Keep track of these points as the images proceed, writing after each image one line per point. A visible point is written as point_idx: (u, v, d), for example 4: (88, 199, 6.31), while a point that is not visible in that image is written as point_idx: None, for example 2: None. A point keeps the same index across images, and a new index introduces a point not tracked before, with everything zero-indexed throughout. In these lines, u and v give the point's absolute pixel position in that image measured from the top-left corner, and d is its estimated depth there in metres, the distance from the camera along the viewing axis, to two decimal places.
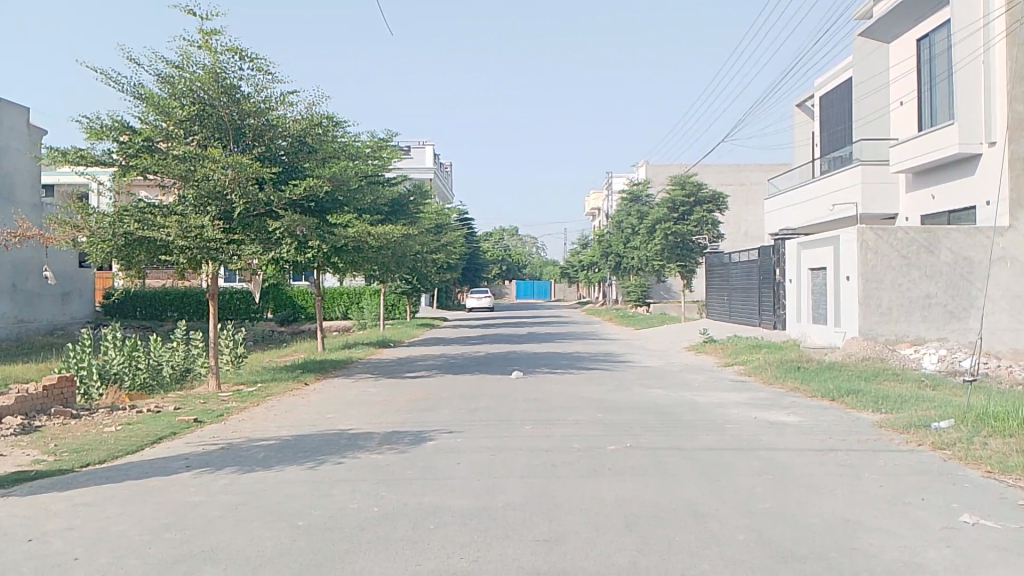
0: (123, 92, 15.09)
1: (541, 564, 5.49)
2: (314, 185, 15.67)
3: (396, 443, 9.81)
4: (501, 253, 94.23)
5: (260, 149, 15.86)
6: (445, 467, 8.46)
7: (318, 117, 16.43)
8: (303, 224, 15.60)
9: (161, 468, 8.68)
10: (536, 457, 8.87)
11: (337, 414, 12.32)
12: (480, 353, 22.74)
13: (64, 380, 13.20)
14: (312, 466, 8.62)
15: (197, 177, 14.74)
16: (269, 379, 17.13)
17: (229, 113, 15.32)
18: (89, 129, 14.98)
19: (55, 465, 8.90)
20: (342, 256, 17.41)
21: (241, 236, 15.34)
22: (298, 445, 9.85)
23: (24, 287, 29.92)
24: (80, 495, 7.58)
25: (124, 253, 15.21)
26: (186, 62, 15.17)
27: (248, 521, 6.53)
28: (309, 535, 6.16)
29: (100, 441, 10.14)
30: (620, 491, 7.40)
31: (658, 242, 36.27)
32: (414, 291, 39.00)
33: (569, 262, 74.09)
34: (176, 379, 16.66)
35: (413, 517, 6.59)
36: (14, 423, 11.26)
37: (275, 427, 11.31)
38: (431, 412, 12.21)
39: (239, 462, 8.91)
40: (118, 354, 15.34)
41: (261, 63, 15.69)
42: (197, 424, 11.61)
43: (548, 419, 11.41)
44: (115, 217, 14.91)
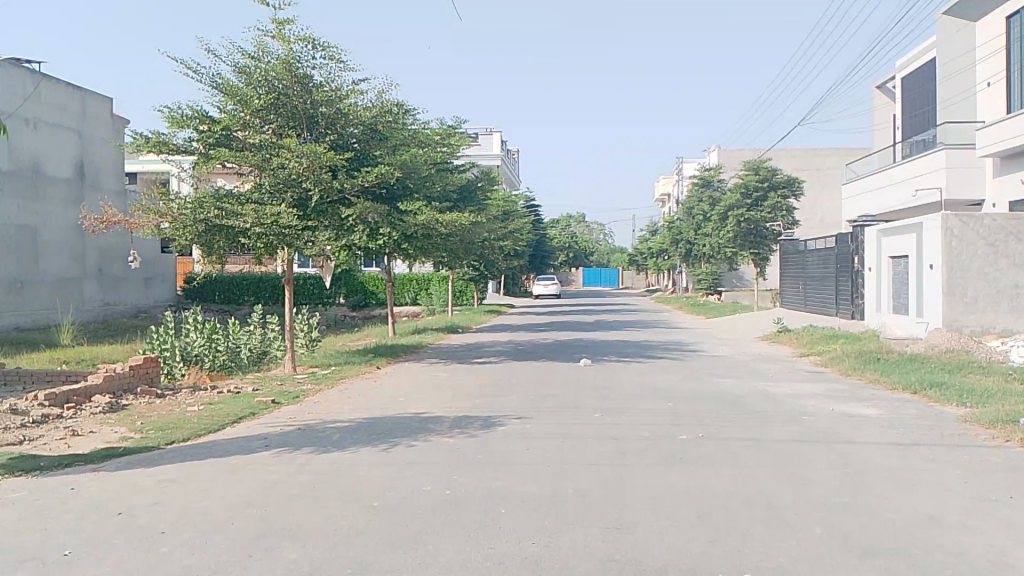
0: (203, 82, 15.54)
1: (613, 552, 5.48)
2: (385, 172, 15.85)
3: (466, 427, 9.91)
4: (568, 241, 93.90)
5: (332, 138, 16.15)
6: (516, 452, 8.50)
7: (388, 104, 16.60)
8: (374, 211, 15.81)
9: (241, 448, 8.97)
10: (606, 446, 8.83)
11: (408, 398, 12.54)
12: (548, 340, 22.75)
13: (149, 360, 13.74)
14: (384, 448, 8.78)
15: (274, 166, 15.15)
16: (342, 362, 17.51)
17: (303, 102, 15.64)
18: (171, 117, 15.46)
19: (143, 442, 9.29)
20: (412, 242, 17.55)
21: (315, 222, 15.68)
22: (371, 428, 10.03)
23: (109, 272, 31.16)
24: (167, 471, 7.89)
25: (204, 240, 15.69)
26: (262, 52, 15.53)
27: (326, 500, 6.69)
28: (383, 515, 6.25)
29: (184, 420, 10.54)
30: (692, 481, 7.30)
31: (731, 229, 35.56)
32: (481, 277, 39.29)
33: (637, 249, 73.35)
34: (254, 361, 17.10)
35: (484, 501, 6.64)
36: (104, 401, 11.78)
37: (348, 410, 11.52)
38: (501, 398, 12.29)
39: (315, 443, 9.12)
40: (198, 337, 15.91)
41: (333, 52, 15.94)
42: (275, 405, 11.95)
43: (617, 407, 11.37)
44: (195, 203, 15.39)
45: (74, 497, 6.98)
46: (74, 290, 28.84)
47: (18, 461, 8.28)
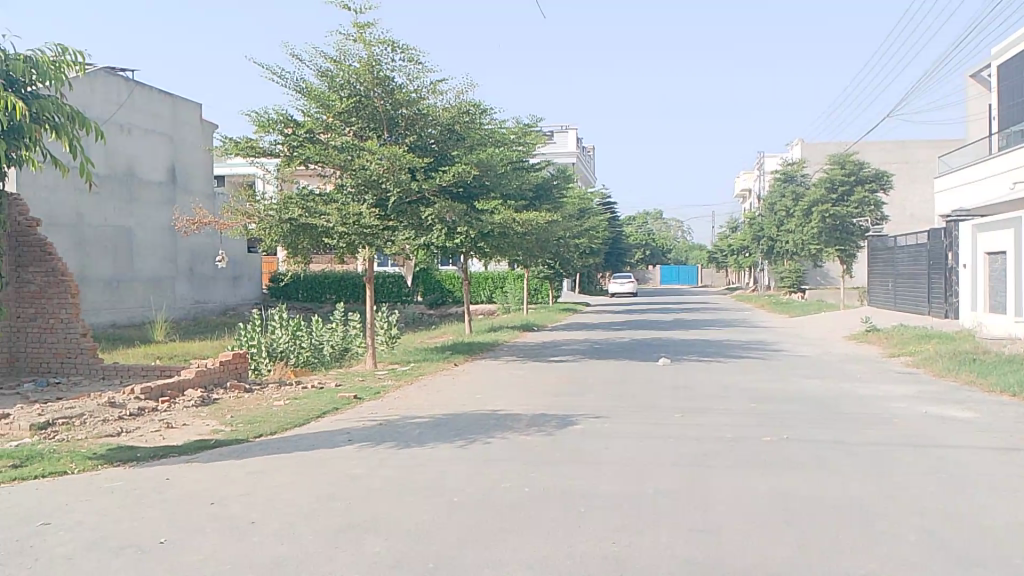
0: (288, 87, 16.00)
1: (696, 555, 5.39)
2: (463, 171, 16.00)
3: (544, 425, 9.93)
4: (645, 238, 92.96)
5: (411, 139, 16.40)
6: (595, 451, 8.46)
7: (466, 104, 16.77)
8: (452, 211, 15.98)
9: (326, 442, 9.20)
10: (687, 446, 8.70)
11: (486, 395, 12.64)
12: (626, 339, 22.58)
13: (238, 356, 14.23)
14: (463, 445, 8.87)
15: (355, 167, 15.47)
16: (421, 359, 17.80)
17: (384, 104, 15.94)
18: (258, 121, 15.98)
19: (233, 435, 9.64)
20: (489, 240, 17.64)
21: (395, 222, 15.94)
22: (450, 424, 10.15)
23: (200, 271, 32.43)
24: (256, 464, 8.16)
25: (289, 239, 16.16)
26: (344, 56, 15.90)
27: (408, 495, 6.80)
28: (463, 511, 6.32)
29: (270, 415, 10.87)
30: (776, 484, 7.12)
31: (815, 225, 34.55)
32: (556, 275, 39.27)
33: (716, 246, 72.01)
34: (336, 357, 17.53)
35: (564, 500, 6.63)
36: (196, 395, 12.26)
37: (427, 406, 11.69)
38: (579, 396, 12.25)
39: (396, 438, 9.28)
40: (284, 333, 16.41)
41: (413, 54, 16.19)
42: (357, 400, 12.22)
43: (698, 407, 11.18)
44: (281, 204, 15.86)
45: (169, 487, 7.29)
46: (167, 288, 30.12)
47: (118, 451, 8.69)
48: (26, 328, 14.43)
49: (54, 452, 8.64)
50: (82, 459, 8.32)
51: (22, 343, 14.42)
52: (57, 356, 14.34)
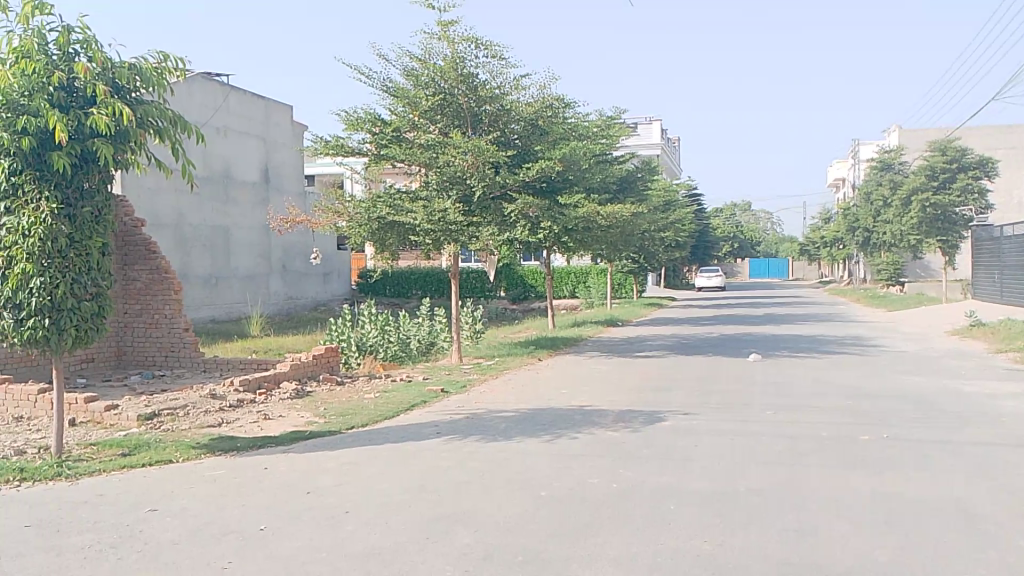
0: (375, 87, 16.34)
1: (790, 555, 5.26)
2: (546, 167, 15.99)
3: (631, 421, 9.85)
4: (733, 231, 90.96)
5: (495, 135, 16.49)
6: (683, 448, 8.34)
7: (549, 98, 16.76)
8: (535, 206, 16.02)
9: (414, 434, 9.38)
10: (779, 444, 8.48)
11: (571, 390, 12.61)
12: (713, 334, 22.16)
13: (330, 350, 14.65)
14: (549, 439, 8.89)
15: (440, 164, 15.67)
16: (506, 354, 17.91)
17: (468, 101, 16.10)
18: (347, 121, 16.38)
19: (326, 427, 9.94)
20: (572, 235, 17.59)
21: (479, 218, 16.07)
22: (537, 419, 10.20)
23: (292, 268, 33.50)
24: (348, 455, 8.39)
25: (377, 236, 16.50)
26: (429, 55, 16.14)
27: (495, 488, 6.86)
28: (550, 505, 6.35)
29: (361, 407, 11.16)
30: (874, 485, 6.87)
31: (914, 215, 33.07)
32: (641, 269, 38.88)
33: (808, 238, 69.75)
34: (423, 351, 17.84)
35: (652, 496, 6.57)
36: (291, 388, 12.70)
37: (513, 400, 11.77)
38: (666, 393, 12.09)
39: (482, 431, 9.38)
40: (372, 328, 16.84)
41: (496, 50, 16.27)
42: (444, 394, 12.40)
43: (790, 404, 10.87)
44: (369, 203, 16.22)
45: (267, 476, 7.57)
46: (262, 285, 31.25)
47: (219, 442, 9.07)
48: (132, 323, 15.22)
49: (160, 442, 9.10)
50: (186, 449, 8.73)
51: (129, 338, 15.22)
52: (161, 350, 15.08)
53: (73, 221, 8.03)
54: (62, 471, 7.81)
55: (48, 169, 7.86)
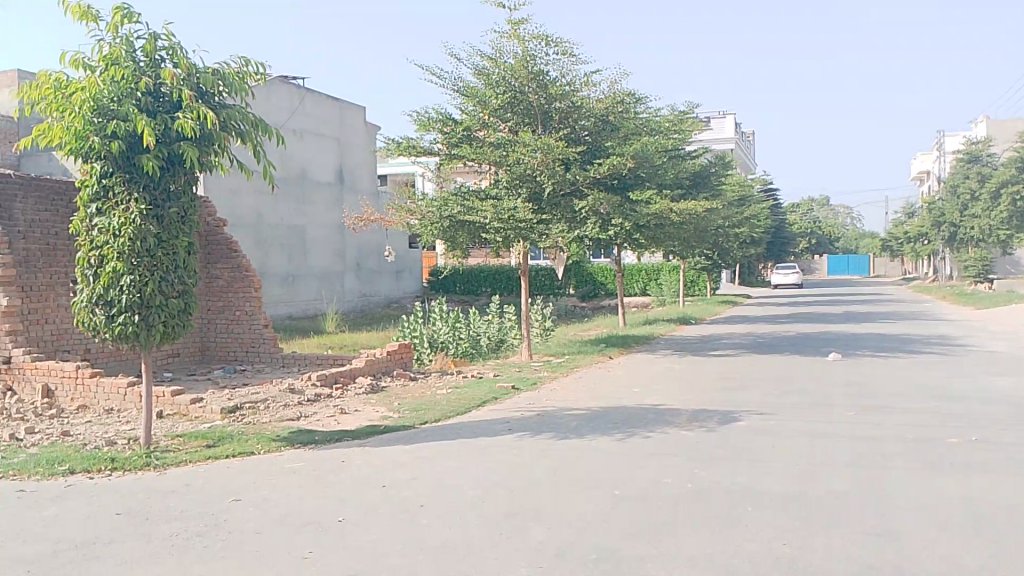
0: (446, 87, 16.51)
1: (873, 559, 5.10)
2: (618, 163, 15.86)
3: (705, 421, 9.69)
4: (810, 226, 88.51)
5: (566, 131, 16.43)
6: (759, 449, 8.17)
7: (620, 94, 16.62)
8: (606, 203, 15.91)
9: (487, 430, 9.44)
10: (861, 446, 8.22)
11: (644, 388, 12.48)
12: (790, 332, 21.60)
13: (403, 346, 14.86)
14: (622, 437, 8.83)
15: (511, 162, 15.71)
16: (577, 352, 17.84)
17: (538, 98, 16.11)
18: (418, 121, 16.58)
19: (400, 421, 10.09)
20: (644, 231, 17.39)
21: (549, 215, 16.03)
22: (610, 417, 10.14)
23: (366, 266, 34.12)
24: (422, 449, 8.51)
25: (448, 235, 16.65)
26: (500, 53, 16.19)
27: (569, 486, 6.85)
28: (624, 503, 6.31)
29: (434, 402, 11.29)
30: (962, 489, 6.60)
31: (1004, 209, 31.57)
32: (714, 266, 38.19)
33: (890, 234, 67.31)
34: (493, 348, 17.90)
35: (729, 497, 6.46)
36: (366, 383, 12.95)
37: (585, 398, 11.73)
38: (742, 392, 11.86)
39: (554, 429, 9.38)
40: (444, 325, 17.09)
41: (566, 47, 16.21)
42: (515, 391, 12.45)
43: (872, 405, 10.52)
44: (441, 201, 16.39)
45: (344, 469, 7.74)
46: (336, 282, 31.93)
47: (298, 434, 9.32)
48: (215, 319, 15.76)
49: (242, 434, 9.40)
50: (267, 441, 9.00)
51: (213, 334, 15.76)
52: (242, 345, 15.58)
53: (161, 221, 8.36)
54: (151, 462, 8.16)
55: (137, 171, 8.19)
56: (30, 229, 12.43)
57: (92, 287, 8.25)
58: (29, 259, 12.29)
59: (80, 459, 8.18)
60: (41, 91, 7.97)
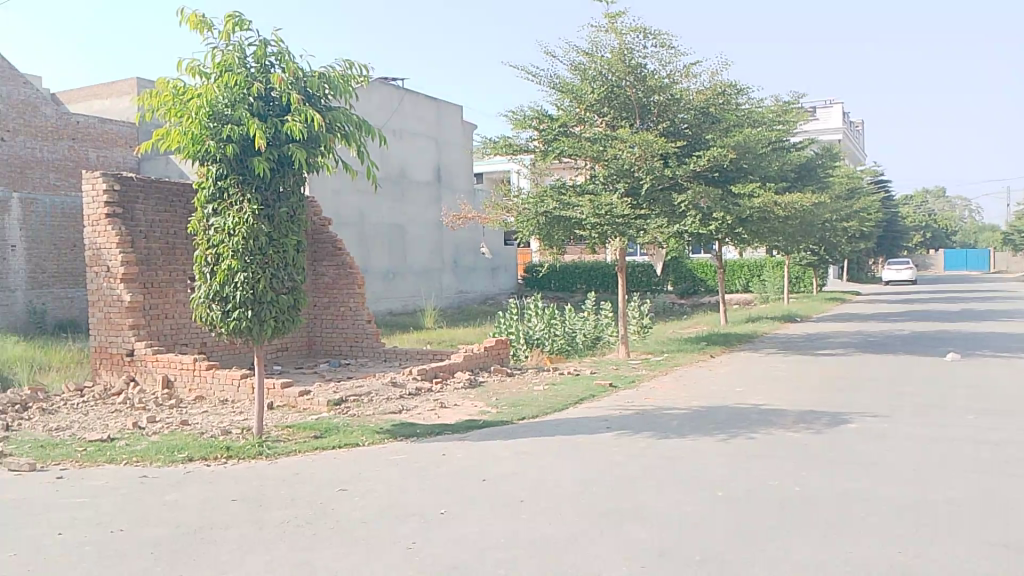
0: (543, 85, 16.54)
1: (999, 570, 4.80)
2: (718, 155, 15.50)
3: (813, 422, 9.36)
4: (924, 220, 84.11)
5: (664, 125, 16.18)
6: (871, 452, 7.83)
7: (720, 85, 16.25)
8: (706, 197, 15.58)
9: (585, 428, 9.41)
10: (983, 451, 7.76)
11: (747, 388, 12.16)
12: (904, 330, 20.59)
13: (500, 342, 15.00)
14: (724, 438, 8.63)
15: (608, 157, 15.58)
16: (676, 350, 17.54)
17: (636, 92, 15.95)
18: (515, 120, 16.68)
19: (498, 417, 10.19)
20: (747, 226, 16.93)
21: (648, 211, 15.80)
22: (711, 416, 9.93)
23: (463, 263, 34.55)
24: (521, 445, 8.55)
25: (545, 232, 16.66)
26: (596, 48, 16.10)
27: (669, 486, 6.74)
28: (727, 505, 6.16)
29: (532, 399, 11.33)
30: None
31: None
32: (821, 261, 36.83)
33: (1015, 227, 63.20)
34: (590, 345, 17.79)
35: (838, 501, 6.21)
36: (464, 378, 13.13)
37: (685, 397, 11.53)
38: (851, 393, 11.39)
39: (654, 428, 9.26)
40: (539, 322, 17.22)
41: (664, 39, 15.96)
42: (613, 388, 12.36)
43: (995, 408, 9.92)
44: (537, 198, 16.44)
45: (444, 462, 7.85)
46: (434, 279, 32.47)
47: (400, 427, 9.53)
48: (320, 315, 16.30)
49: (347, 426, 9.70)
50: (371, 433, 9.24)
51: (319, 328, 16.31)
52: (346, 340, 16.06)
53: (271, 220, 8.71)
54: (263, 451, 8.51)
55: (250, 173, 8.55)
56: (151, 230, 13.17)
57: (209, 283, 8.66)
58: (150, 258, 13.02)
59: (198, 447, 8.61)
60: (161, 98, 8.41)
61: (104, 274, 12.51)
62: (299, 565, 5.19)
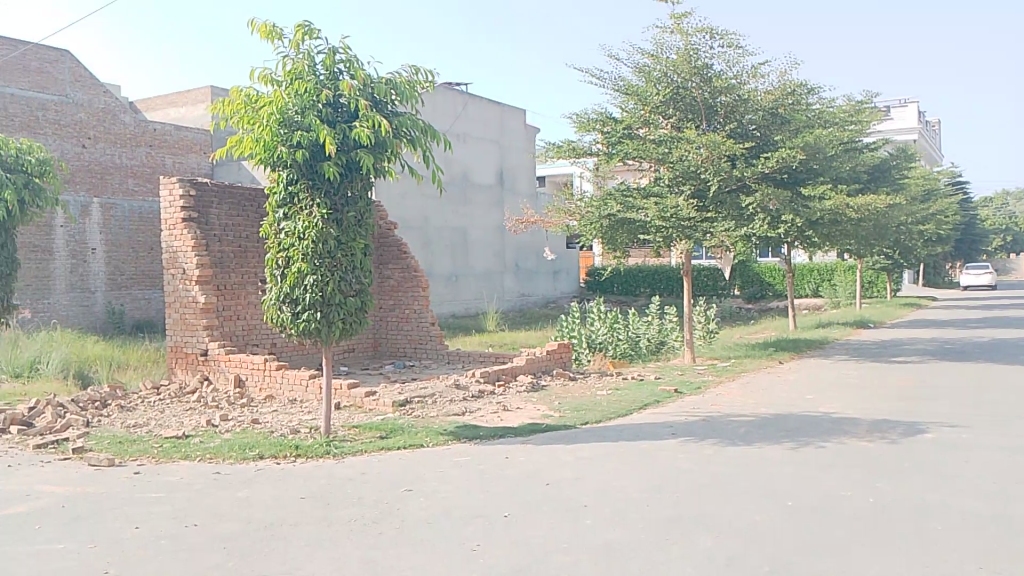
0: (607, 87, 16.47)
1: None
2: (787, 156, 15.16)
3: (887, 432, 9.06)
4: (1006, 223, 80.75)
5: (731, 126, 15.91)
6: (949, 463, 7.53)
7: (789, 85, 15.91)
8: (775, 199, 15.26)
9: (650, 433, 9.30)
10: None
11: (818, 396, 11.85)
12: (985, 338, 19.77)
13: (563, 346, 14.95)
14: (794, 446, 8.42)
15: (673, 159, 15.41)
16: (743, 355, 17.22)
17: (702, 93, 15.75)
18: (579, 123, 16.63)
19: (562, 421, 10.15)
20: (817, 229, 16.52)
21: (714, 213, 15.55)
22: (780, 424, 9.71)
23: (525, 266, 34.61)
24: (585, 450, 8.50)
25: (608, 235, 16.55)
26: (661, 49, 15.94)
27: (737, 495, 6.60)
28: (798, 515, 6.01)
29: (595, 403, 11.25)
30: None
31: None
32: (895, 265, 35.69)
33: None
34: (653, 350, 17.60)
35: (916, 514, 5.99)
36: (527, 382, 13.13)
37: (753, 404, 11.30)
38: (928, 402, 10.99)
39: (720, 435, 9.10)
40: (602, 325, 17.02)
41: (732, 39, 15.71)
42: (678, 394, 12.20)
43: None
44: (601, 201, 16.36)
45: (508, 465, 7.87)
46: (496, 283, 32.60)
47: (464, 430, 9.59)
48: (386, 317, 16.53)
49: (412, 427, 9.80)
50: (435, 435, 9.32)
51: (384, 330, 16.55)
52: (411, 342, 16.24)
53: (340, 224, 8.87)
54: (330, 450, 8.67)
55: (319, 178, 8.72)
56: (224, 233, 13.57)
57: (280, 285, 8.87)
58: (223, 261, 13.41)
59: (268, 445, 8.82)
60: (234, 107, 8.64)
61: (179, 276, 12.93)
62: (366, 563, 5.26)
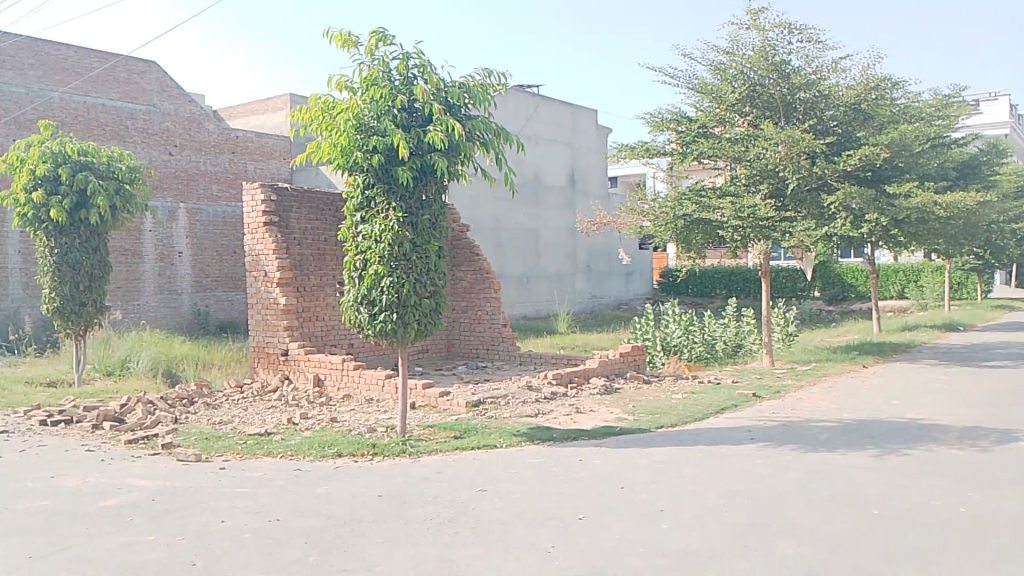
0: (681, 86, 16.25)
1: None
2: (871, 153, 14.68)
3: (979, 439, 8.68)
4: None
5: (811, 122, 15.50)
6: None
7: (873, 80, 15.41)
8: (857, 197, 14.79)
9: (727, 438, 9.13)
10: None
11: (904, 401, 11.42)
12: None
13: (636, 349, 14.82)
14: (879, 453, 8.14)
15: (750, 157, 15.10)
16: (824, 359, 16.74)
17: (780, 89, 15.37)
18: (653, 122, 16.46)
19: (636, 424, 10.06)
20: (903, 227, 15.95)
21: (793, 213, 15.17)
22: (864, 430, 9.40)
23: (596, 268, 34.44)
24: (660, 454, 8.40)
25: (683, 235, 16.31)
26: (737, 46, 15.64)
27: (819, 502, 6.42)
28: (884, 524, 5.81)
29: (670, 407, 11.11)
30: None
31: None
32: (986, 265, 34.18)
33: None
34: (730, 352, 17.29)
35: (1012, 525, 5.72)
36: (600, 384, 13.05)
37: (835, 409, 10.98)
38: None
39: (800, 440, 8.86)
40: (677, 328, 16.77)
41: (812, 33, 15.30)
42: (756, 398, 11.94)
43: None
44: (675, 201, 16.13)
45: (582, 467, 7.83)
46: (568, 284, 32.53)
47: (538, 431, 9.60)
48: (459, 319, 16.68)
49: (486, 428, 9.87)
50: (509, 435, 9.36)
51: (457, 331, 16.70)
52: (483, 343, 16.36)
53: (415, 227, 9.00)
54: (406, 449, 8.79)
55: (395, 182, 8.87)
56: (303, 237, 13.93)
57: (357, 287, 9.04)
58: (302, 263, 13.76)
59: (346, 443, 9.00)
60: (312, 113, 8.85)
61: (261, 278, 13.32)
62: (443, 562, 5.31)
